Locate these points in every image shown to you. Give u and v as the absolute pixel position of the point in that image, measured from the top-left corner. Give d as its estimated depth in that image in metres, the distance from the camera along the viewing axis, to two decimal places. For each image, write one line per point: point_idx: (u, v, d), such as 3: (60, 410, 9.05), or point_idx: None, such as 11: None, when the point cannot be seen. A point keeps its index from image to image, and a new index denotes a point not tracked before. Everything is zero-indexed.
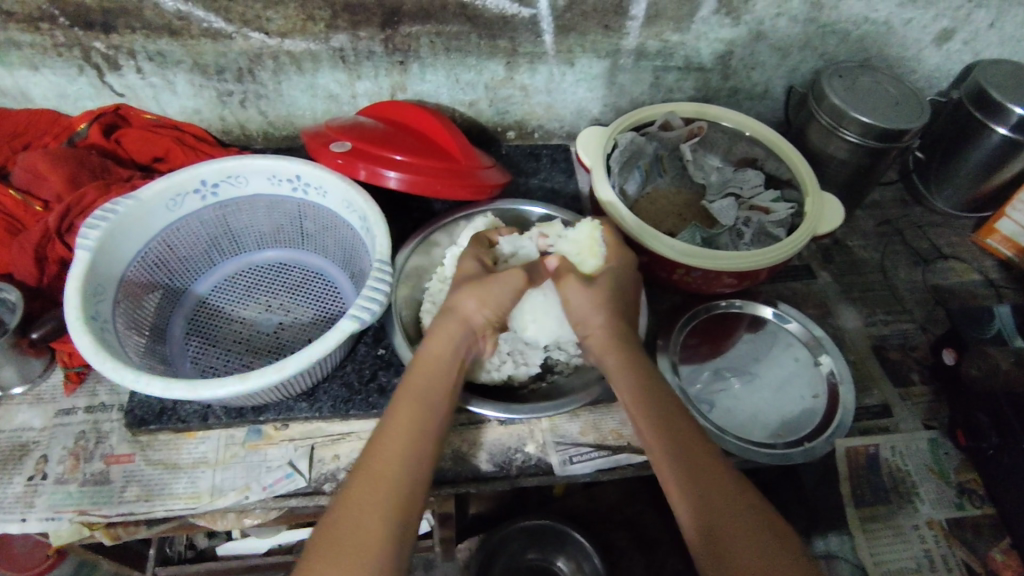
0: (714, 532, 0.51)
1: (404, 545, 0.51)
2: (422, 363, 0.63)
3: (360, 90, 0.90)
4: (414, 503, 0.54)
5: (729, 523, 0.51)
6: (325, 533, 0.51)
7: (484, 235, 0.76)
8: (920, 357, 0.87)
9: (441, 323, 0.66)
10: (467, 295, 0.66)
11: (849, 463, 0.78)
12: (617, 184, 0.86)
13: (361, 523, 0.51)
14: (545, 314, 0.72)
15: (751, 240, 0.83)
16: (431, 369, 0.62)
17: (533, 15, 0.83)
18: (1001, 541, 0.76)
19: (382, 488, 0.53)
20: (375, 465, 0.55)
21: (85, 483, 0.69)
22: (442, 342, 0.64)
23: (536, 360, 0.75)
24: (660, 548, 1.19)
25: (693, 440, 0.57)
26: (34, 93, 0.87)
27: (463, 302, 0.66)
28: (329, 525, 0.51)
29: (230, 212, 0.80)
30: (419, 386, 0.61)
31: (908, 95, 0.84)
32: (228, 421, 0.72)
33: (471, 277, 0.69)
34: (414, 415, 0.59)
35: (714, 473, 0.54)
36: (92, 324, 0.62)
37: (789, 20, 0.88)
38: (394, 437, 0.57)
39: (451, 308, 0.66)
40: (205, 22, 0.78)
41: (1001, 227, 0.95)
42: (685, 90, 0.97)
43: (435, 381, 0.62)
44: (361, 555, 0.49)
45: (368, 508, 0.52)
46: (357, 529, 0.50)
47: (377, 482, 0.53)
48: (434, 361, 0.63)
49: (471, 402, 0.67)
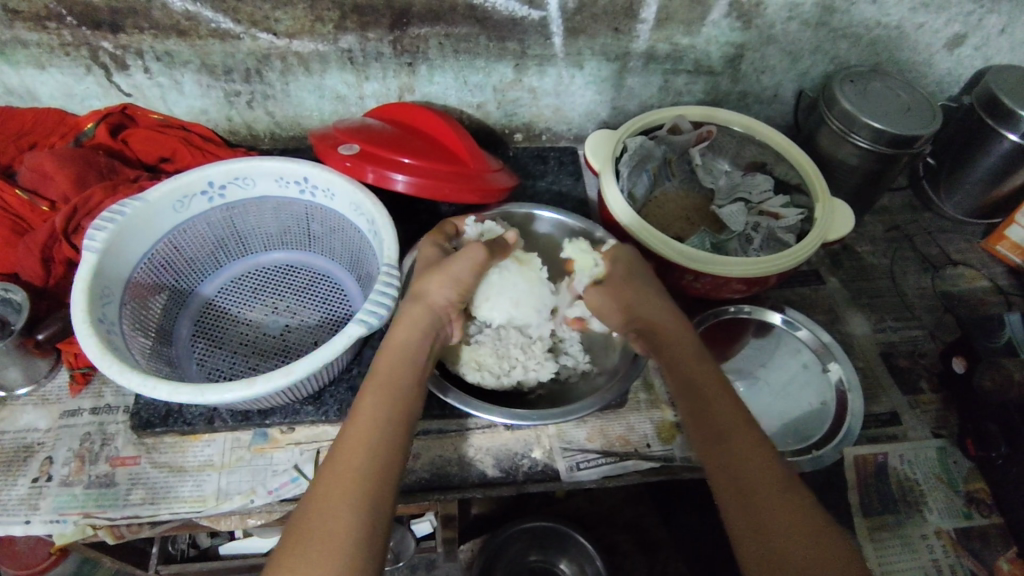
0: (757, 529, 0.50)
1: (375, 539, 0.50)
2: (387, 353, 0.62)
3: (368, 92, 0.90)
4: (385, 495, 0.53)
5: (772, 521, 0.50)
6: (297, 532, 0.50)
7: (448, 222, 0.76)
8: (929, 365, 0.87)
9: (404, 310, 0.65)
10: (431, 279, 0.66)
11: (857, 471, 0.77)
12: (626, 187, 0.86)
13: (329, 519, 0.50)
14: (498, 292, 0.73)
15: (761, 245, 0.83)
16: (396, 358, 0.61)
17: (543, 17, 0.82)
18: (1009, 550, 0.75)
19: (350, 482, 0.52)
20: (342, 459, 0.54)
21: (90, 485, 0.69)
22: (408, 328, 0.63)
23: (544, 366, 0.74)
24: (662, 551, 1.18)
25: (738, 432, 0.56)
26: (41, 92, 0.86)
27: (426, 285, 0.66)
28: (300, 523, 0.51)
29: (237, 213, 0.80)
30: (385, 376, 0.60)
31: (920, 101, 0.84)
32: (234, 424, 0.71)
33: (433, 262, 0.69)
34: (382, 406, 0.58)
35: (757, 469, 0.54)
36: (99, 326, 0.61)
37: (801, 24, 0.87)
38: (360, 430, 0.55)
39: (416, 294, 0.65)
40: (214, 23, 0.78)
41: (1010, 234, 0.94)
42: (694, 94, 0.97)
43: (401, 370, 0.60)
44: (332, 552, 0.48)
45: (335, 505, 0.51)
46: (326, 527, 0.50)
47: (344, 477, 0.52)
48: (400, 349, 0.62)
49: (447, 393, 0.68)
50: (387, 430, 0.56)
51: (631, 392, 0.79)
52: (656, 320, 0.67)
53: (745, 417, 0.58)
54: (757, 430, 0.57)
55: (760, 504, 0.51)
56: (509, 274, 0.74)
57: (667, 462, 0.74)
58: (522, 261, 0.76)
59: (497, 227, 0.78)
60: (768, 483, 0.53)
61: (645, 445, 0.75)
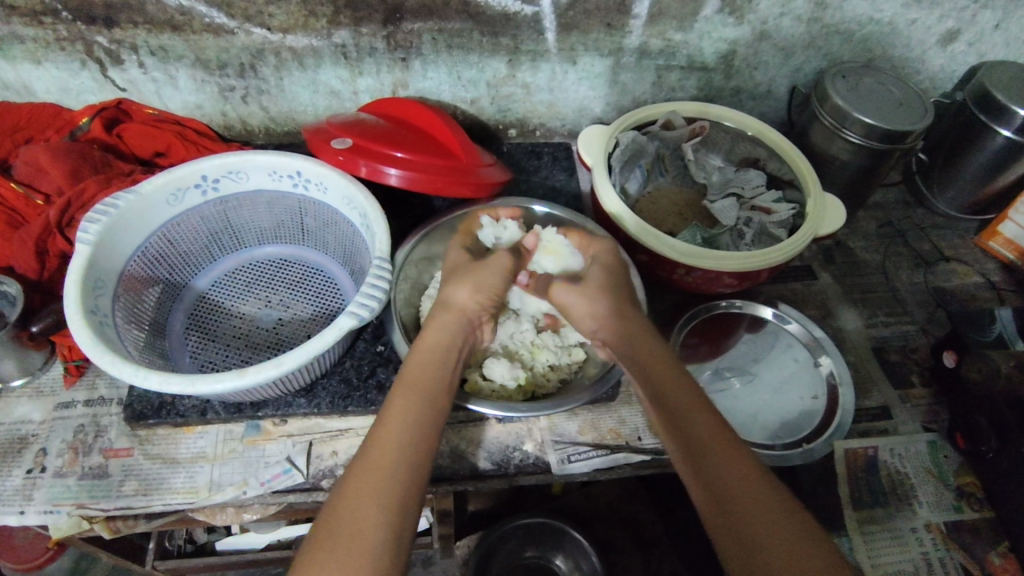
0: (740, 542, 0.48)
1: (403, 539, 0.50)
2: (418, 354, 0.62)
3: (362, 87, 0.90)
4: (415, 495, 0.53)
5: (762, 536, 0.47)
6: (324, 525, 0.50)
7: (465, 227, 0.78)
8: (920, 359, 0.87)
9: (435, 315, 0.66)
10: (459, 286, 0.67)
11: (847, 465, 0.78)
12: (618, 183, 0.86)
13: (359, 514, 0.50)
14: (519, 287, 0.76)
15: (752, 240, 0.83)
16: (430, 357, 0.62)
17: (536, 12, 0.82)
18: (1000, 545, 0.75)
19: (380, 480, 0.52)
20: (377, 454, 0.54)
21: (84, 477, 0.69)
22: (438, 334, 0.64)
23: (542, 361, 0.75)
24: (658, 548, 1.18)
25: (719, 440, 0.54)
26: (37, 87, 0.87)
27: (453, 290, 0.67)
28: (329, 516, 0.50)
29: (231, 207, 0.80)
30: (419, 375, 0.60)
31: (912, 96, 0.84)
32: (226, 416, 0.72)
33: (462, 266, 0.71)
34: (416, 403, 0.58)
35: (741, 478, 0.51)
36: (91, 317, 0.62)
37: (793, 19, 0.87)
38: (389, 429, 0.56)
39: (445, 303, 0.67)
40: (208, 17, 0.78)
41: (1003, 230, 0.95)
42: (687, 90, 0.97)
43: (431, 370, 0.61)
44: (361, 549, 0.48)
45: (366, 500, 0.51)
46: (356, 523, 0.50)
47: (374, 475, 0.52)
48: (431, 351, 0.63)
49: (469, 401, 0.67)
50: (418, 429, 0.56)
51: (623, 385, 0.80)
52: (630, 337, 0.64)
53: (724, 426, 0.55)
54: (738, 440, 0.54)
55: (743, 512, 0.49)
56: (545, 270, 0.75)
57: (658, 455, 0.74)
58: (551, 249, 0.76)
59: (517, 230, 0.78)
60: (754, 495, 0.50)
61: (636, 437, 0.76)
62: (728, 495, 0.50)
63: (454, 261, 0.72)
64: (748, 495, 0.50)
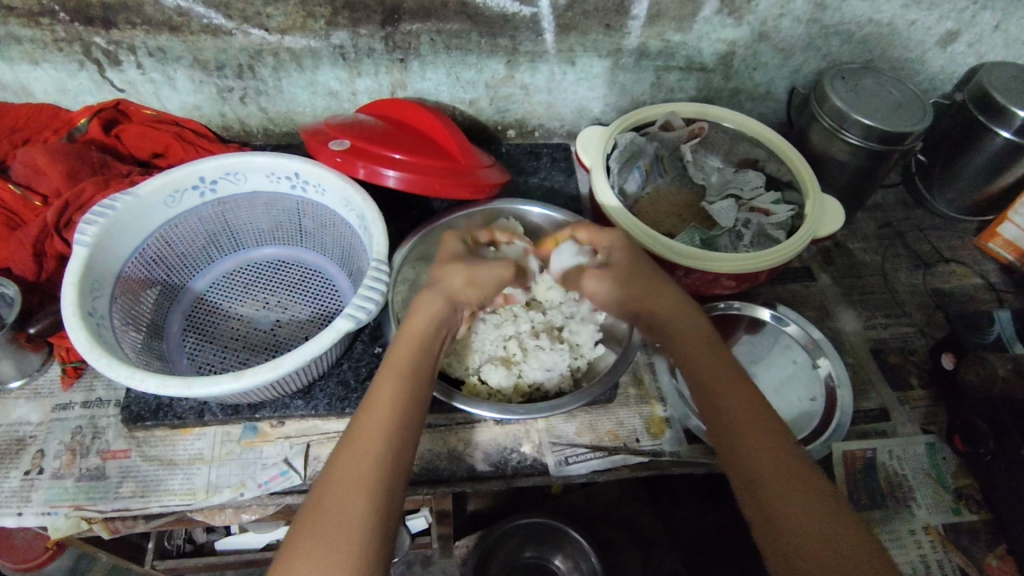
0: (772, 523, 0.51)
1: (382, 537, 0.50)
2: (402, 344, 0.61)
3: (360, 88, 0.90)
4: (394, 492, 0.53)
5: (788, 518, 0.51)
6: (310, 515, 0.51)
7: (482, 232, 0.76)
8: (919, 361, 0.87)
9: (421, 300, 0.64)
10: (458, 279, 0.66)
11: (846, 466, 0.78)
12: (616, 183, 0.86)
13: (346, 505, 0.51)
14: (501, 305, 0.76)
15: (751, 241, 0.83)
16: (410, 348, 0.61)
17: (534, 13, 0.82)
18: (998, 546, 0.75)
19: (365, 474, 0.52)
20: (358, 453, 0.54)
21: (81, 478, 0.69)
22: (423, 321, 0.63)
23: (553, 362, 0.74)
24: (656, 549, 1.18)
25: (757, 417, 0.57)
26: (34, 88, 0.87)
27: (450, 277, 0.66)
28: (313, 510, 0.51)
29: (229, 208, 0.80)
30: (401, 370, 0.59)
31: (912, 98, 0.84)
32: (224, 418, 0.72)
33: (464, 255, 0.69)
34: (397, 398, 0.57)
35: (772, 458, 0.54)
36: (88, 319, 0.61)
37: (792, 20, 0.87)
38: (371, 421, 0.55)
39: (445, 288, 0.65)
40: (206, 18, 0.78)
41: (1003, 231, 0.94)
42: (686, 90, 0.97)
43: (412, 363, 0.60)
44: (348, 540, 0.49)
45: (346, 497, 0.51)
46: (339, 519, 0.50)
47: (354, 471, 0.52)
48: (413, 342, 0.62)
49: (461, 400, 0.67)
50: (403, 420, 0.56)
51: (620, 386, 0.80)
52: (669, 323, 0.66)
53: (766, 411, 0.58)
54: (781, 425, 0.57)
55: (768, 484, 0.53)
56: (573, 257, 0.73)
57: (656, 457, 0.74)
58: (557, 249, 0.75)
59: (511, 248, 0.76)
60: (789, 479, 0.53)
61: (634, 439, 0.76)
62: (762, 477, 0.53)
63: (447, 248, 0.70)
64: (783, 480, 0.53)
